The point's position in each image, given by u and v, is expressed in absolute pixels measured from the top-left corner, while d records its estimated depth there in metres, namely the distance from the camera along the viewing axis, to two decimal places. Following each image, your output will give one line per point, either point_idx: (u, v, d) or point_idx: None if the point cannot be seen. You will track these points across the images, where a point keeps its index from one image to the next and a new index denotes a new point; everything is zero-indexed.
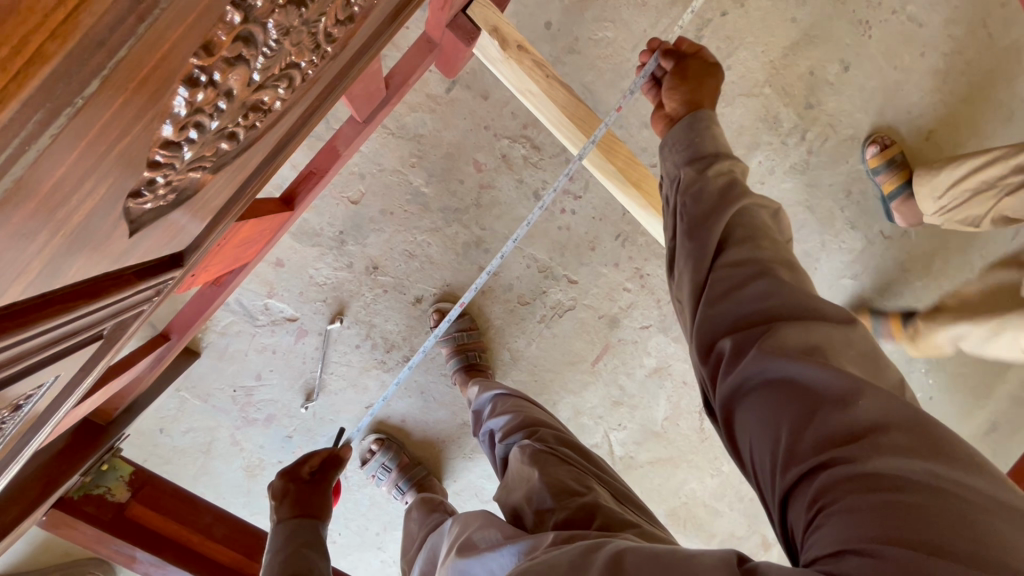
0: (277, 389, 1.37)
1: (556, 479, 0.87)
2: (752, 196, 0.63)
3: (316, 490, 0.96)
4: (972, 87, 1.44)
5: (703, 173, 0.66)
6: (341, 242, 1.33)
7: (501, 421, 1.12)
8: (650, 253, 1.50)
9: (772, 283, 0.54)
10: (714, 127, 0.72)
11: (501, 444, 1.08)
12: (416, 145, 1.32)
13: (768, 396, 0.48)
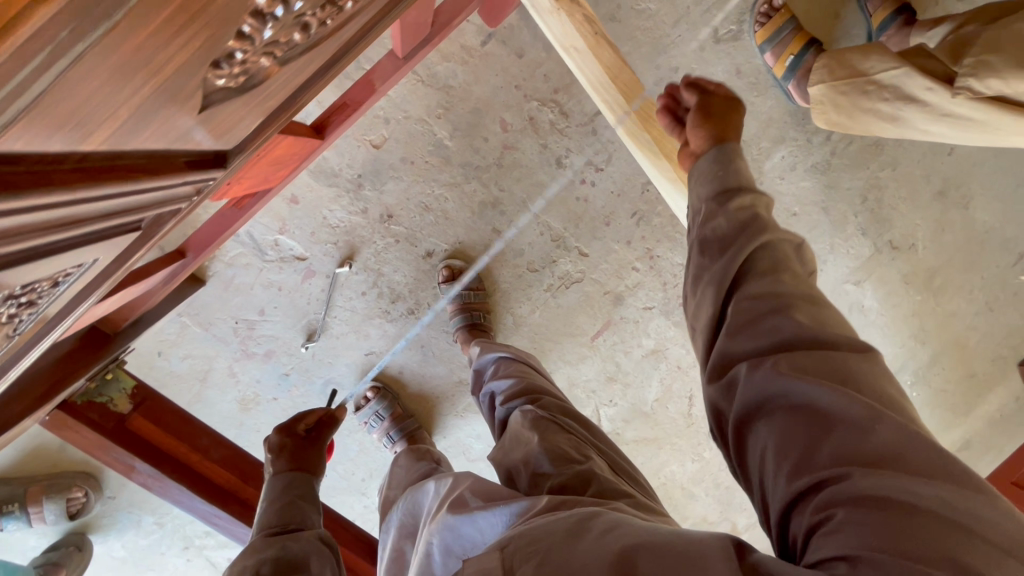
0: (279, 325, 1.37)
1: (556, 452, 0.87)
2: (773, 232, 0.61)
3: (314, 441, 1.00)
4: None
5: (724, 208, 0.64)
6: (358, 186, 1.32)
7: (503, 385, 1.13)
8: (662, 235, 1.51)
9: (791, 314, 0.54)
10: (740, 162, 0.69)
11: (501, 407, 1.09)
12: (445, 96, 1.30)
13: (776, 413, 0.49)
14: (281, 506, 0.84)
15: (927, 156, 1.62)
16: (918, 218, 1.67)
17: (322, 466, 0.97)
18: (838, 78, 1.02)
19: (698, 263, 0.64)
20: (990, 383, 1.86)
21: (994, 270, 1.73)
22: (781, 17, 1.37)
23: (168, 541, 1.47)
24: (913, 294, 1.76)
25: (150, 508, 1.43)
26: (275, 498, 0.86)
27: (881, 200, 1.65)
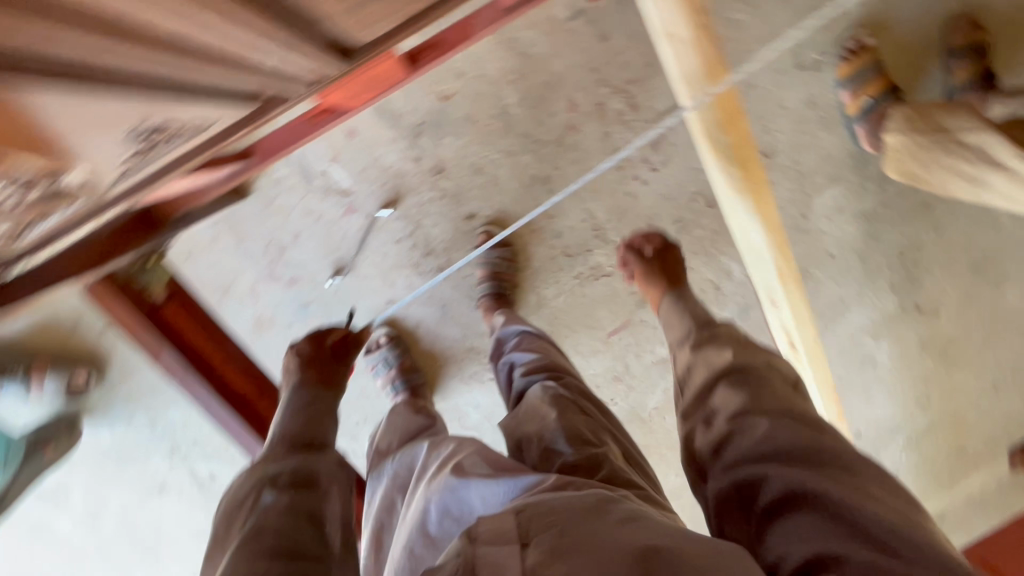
0: (310, 254, 1.37)
1: (571, 432, 0.89)
2: (756, 367, 0.79)
3: (336, 363, 1.04)
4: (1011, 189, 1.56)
5: (714, 351, 0.86)
6: (417, 134, 1.31)
7: (525, 356, 1.15)
8: (699, 247, 1.52)
9: (782, 428, 0.68)
10: (690, 300, 1.09)
11: (521, 378, 1.10)
12: (522, 63, 1.29)
13: (784, 504, 0.61)
14: (299, 422, 0.87)
15: (969, 226, 1.63)
16: (948, 285, 1.68)
17: (343, 386, 1.00)
18: (919, 129, 1.19)
19: (694, 396, 0.82)
20: (983, 465, 1.86)
21: (1010, 353, 1.74)
22: (862, 61, 1.37)
23: (154, 442, 1.47)
24: (926, 359, 1.76)
25: (144, 407, 1.43)
26: (292, 413, 0.90)
27: (916, 260, 1.66)
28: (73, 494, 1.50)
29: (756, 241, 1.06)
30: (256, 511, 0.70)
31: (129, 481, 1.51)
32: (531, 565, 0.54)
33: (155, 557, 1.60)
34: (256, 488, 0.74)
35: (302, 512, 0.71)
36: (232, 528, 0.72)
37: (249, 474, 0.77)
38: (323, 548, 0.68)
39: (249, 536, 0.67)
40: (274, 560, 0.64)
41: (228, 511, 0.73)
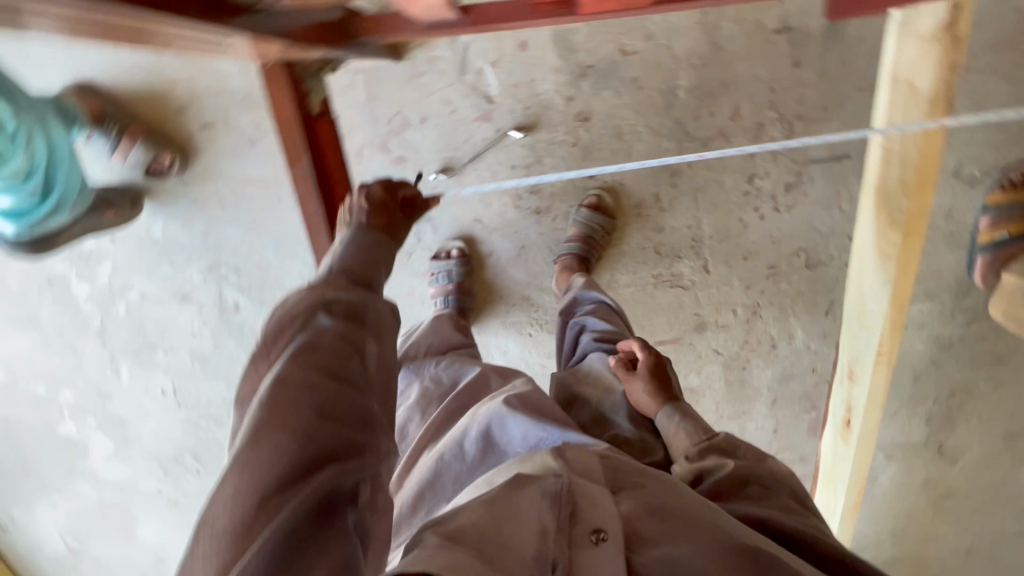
0: (426, 142, 1.34)
1: (631, 413, 1.10)
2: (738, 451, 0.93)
3: (401, 216, 0.99)
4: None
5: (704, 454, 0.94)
6: (581, 75, 1.27)
7: (600, 323, 1.24)
8: (776, 300, 1.53)
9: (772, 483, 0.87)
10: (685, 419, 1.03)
11: (591, 346, 1.21)
12: (711, 51, 1.25)
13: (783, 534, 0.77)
14: (360, 255, 0.84)
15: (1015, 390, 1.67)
16: (968, 431, 1.73)
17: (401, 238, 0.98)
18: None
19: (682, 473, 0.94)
20: None
21: (980, 508, 1.84)
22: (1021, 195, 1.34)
23: (199, 252, 1.46)
24: (913, 487, 1.83)
25: (206, 214, 1.41)
26: (352, 250, 0.85)
27: (956, 400, 1.68)
28: (103, 266, 1.49)
29: (874, 313, 1.02)
30: (308, 330, 0.71)
31: (160, 277, 1.50)
32: (623, 510, 0.76)
33: (150, 358, 1.60)
34: (311, 309, 0.73)
35: (352, 342, 0.71)
36: (277, 340, 0.71)
37: (303, 292, 0.75)
38: (363, 375, 0.70)
39: (302, 349, 0.68)
40: (326, 378, 0.66)
41: (278, 324, 0.72)
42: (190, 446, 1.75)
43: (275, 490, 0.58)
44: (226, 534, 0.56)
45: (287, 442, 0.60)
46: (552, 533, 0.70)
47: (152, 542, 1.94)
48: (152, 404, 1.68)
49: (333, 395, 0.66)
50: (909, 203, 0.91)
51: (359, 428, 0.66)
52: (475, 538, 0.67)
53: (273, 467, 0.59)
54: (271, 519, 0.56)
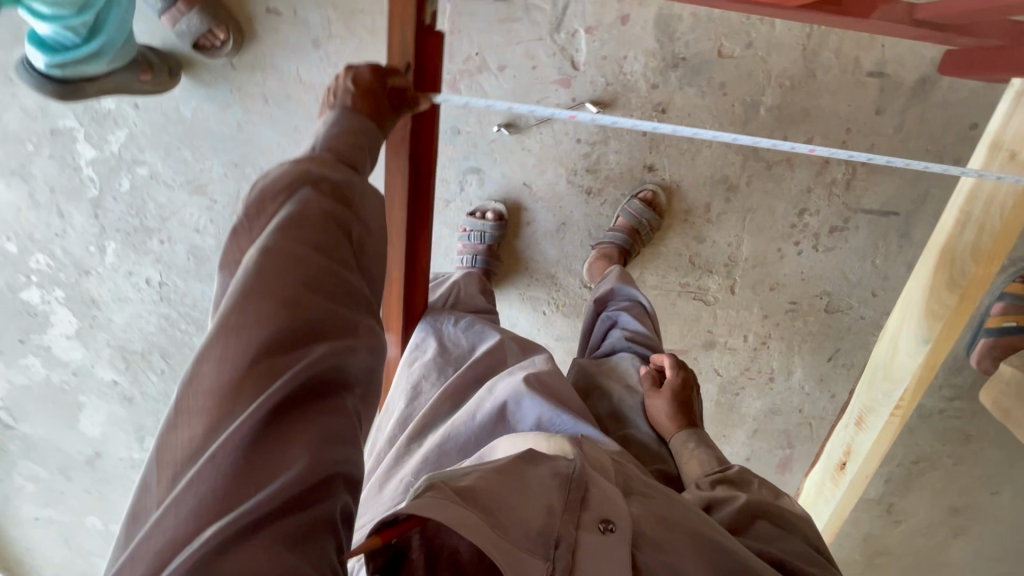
0: (497, 91, 1.27)
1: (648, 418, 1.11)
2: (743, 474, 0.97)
3: (390, 108, 0.80)
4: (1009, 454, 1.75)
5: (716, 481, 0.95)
6: (673, 65, 1.23)
7: (633, 323, 1.22)
8: (786, 335, 1.56)
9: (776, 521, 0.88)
10: (703, 444, 1.03)
11: (621, 344, 1.21)
12: (805, 77, 1.24)
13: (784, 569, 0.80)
14: (344, 137, 0.75)
15: (965, 468, 1.79)
16: (913, 495, 1.84)
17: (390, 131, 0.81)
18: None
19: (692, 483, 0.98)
20: None
21: (902, 567, 1.97)
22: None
23: (226, 146, 1.36)
24: (852, 538, 1.93)
25: (245, 106, 1.31)
26: (338, 135, 0.75)
27: (912, 464, 1.79)
28: (116, 133, 1.36)
29: (904, 367, 1.04)
30: (293, 204, 0.67)
31: (176, 160, 1.38)
32: (633, 513, 0.75)
33: (143, 244, 1.49)
34: (298, 182, 0.68)
35: (341, 222, 0.69)
36: (260, 215, 0.67)
37: (290, 164, 0.70)
38: (352, 260, 0.69)
39: (290, 220, 0.64)
40: (317, 254, 0.65)
41: (261, 196, 0.67)
42: (160, 345, 1.64)
43: (267, 356, 0.57)
44: (211, 392, 0.55)
45: (275, 309, 0.59)
46: (563, 516, 0.68)
47: (94, 434, 1.83)
48: (132, 292, 1.56)
49: (324, 270, 0.64)
50: (975, 270, 0.91)
51: (350, 308, 0.66)
52: (488, 502, 0.66)
53: (262, 330, 0.57)
54: (263, 386, 0.55)
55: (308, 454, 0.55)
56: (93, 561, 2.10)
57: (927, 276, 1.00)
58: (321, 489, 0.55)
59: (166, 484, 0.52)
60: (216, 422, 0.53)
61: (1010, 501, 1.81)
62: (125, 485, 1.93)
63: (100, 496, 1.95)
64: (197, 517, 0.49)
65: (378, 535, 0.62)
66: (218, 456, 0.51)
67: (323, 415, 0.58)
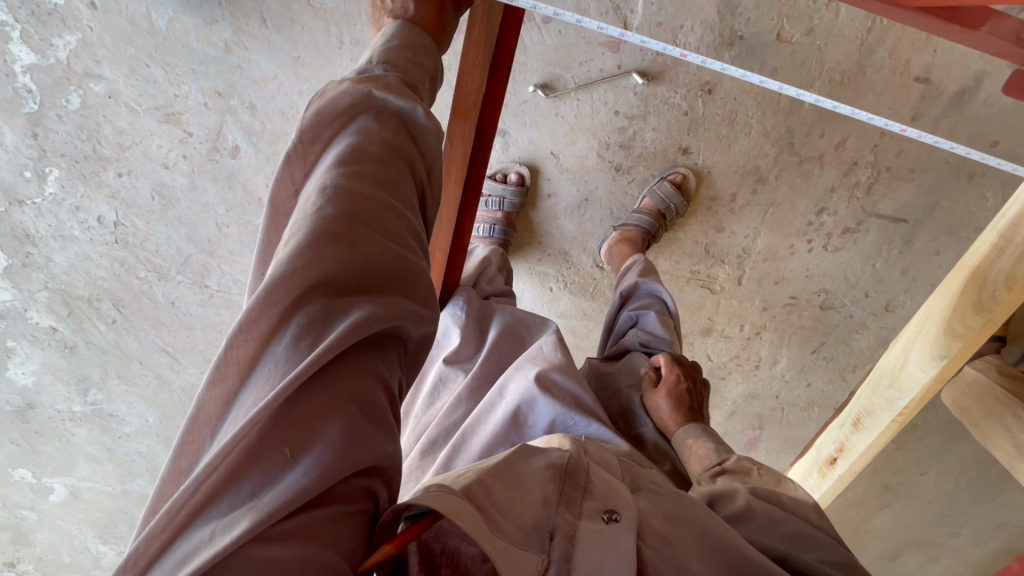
0: (540, 48, 1.19)
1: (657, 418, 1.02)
2: (742, 464, 0.84)
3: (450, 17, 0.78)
4: (943, 437, 1.96)
5: (715, 474, 0.82)
6: (729, 43, 1.18)
7: (654, 324, 1.15)
8: (781, 330, 1.57)
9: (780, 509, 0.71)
10: (712, 443, 0.93)
11: (632, 339, 1.14)
12: (852, 74, 1.20)
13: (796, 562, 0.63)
14: (402, 50, 0.68)
15: (899, 447, 1.99)
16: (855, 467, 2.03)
17: (447, 44, 0.78)
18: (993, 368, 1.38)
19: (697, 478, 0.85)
20: None
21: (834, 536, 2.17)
22: None
23: (221, 67, 1.19)
24: None
25: (238, 26, 1.16)
26: (397, 47, 0.69)
27: None
28: (65, 36, 1.14)
29: (911, 377, 1.08)
30: (352, 131, 0.60)
31: (143, 80, 1.19)
32: (638, 506, 0.62)
33: (95, 175, 1.27)
34: (358, 106, 0.61)
35: (402, 155, 0.61)
36: (318, 145, 0.60)
37: (351, 83, 0.62)
38: (410, 207, 0.59)
39: (349, 155, 0.57)
40: (376, 187, 0.56)
41: (318, 118, 0.59)
42: (111, 292, 1.42)
43: (315, 302, 0.47)
44: (252, 343, 0.45)
45: (324, 243, 0.49)
46: (561, 509, 0.57)
47: (25, 383, 1.58)
48: (76, 229, 1.34)
49: (385, 206, 0.55)
50: (1006, 298, 0.93)
51: (414, 253, 0.56)
52: (485, 496, 0.52)
53: (314, 272, 0.47)
54: (313, 341, 0.45)
55: (352, 433, 0.44)
56: (23, 515, 1.81)
57: (952, 297, 1.02)
58: (357, 475, 0.46)
59: (198, 442, 0.44)
60: (258, 375, 0.45)
61: (934, 481, 2.03)
62: (61, 439, 1.67)
63: (30, 450, 1.69)
64: (227, 491, 0.40)
65: (392, 542, 0.45)
66: (252, 422, 0.41)
67: (371, 385, 0.48)
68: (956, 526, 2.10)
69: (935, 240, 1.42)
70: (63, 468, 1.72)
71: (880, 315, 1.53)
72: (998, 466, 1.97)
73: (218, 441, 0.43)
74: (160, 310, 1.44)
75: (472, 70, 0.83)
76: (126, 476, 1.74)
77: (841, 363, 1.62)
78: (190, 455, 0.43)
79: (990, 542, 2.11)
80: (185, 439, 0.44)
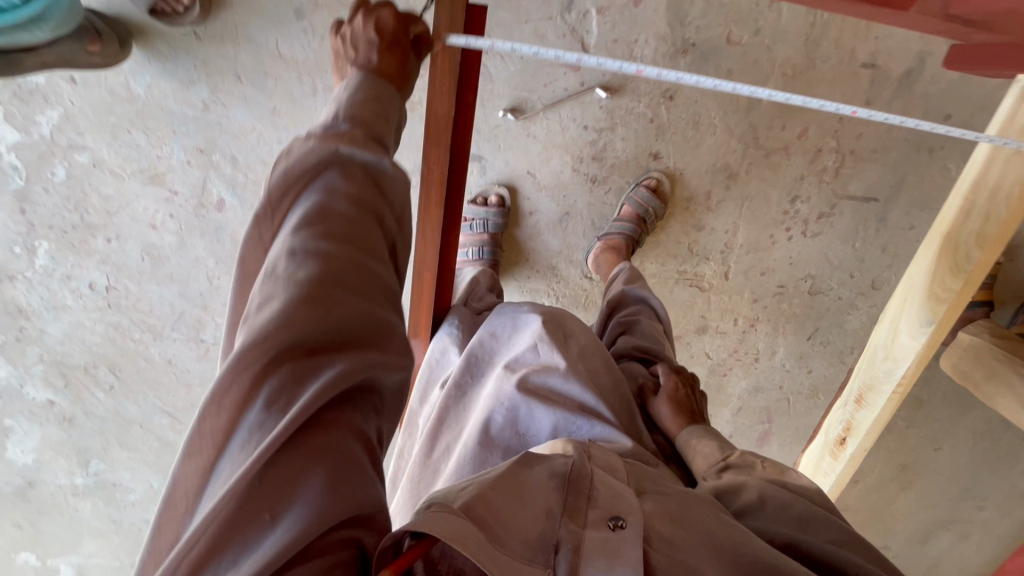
0: (504, 73, 1.24)
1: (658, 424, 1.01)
2: (749, 459, 0.83)
3: (413, 57, 0.76)
4: (956, 413, 1.95)
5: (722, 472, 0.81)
6: (683, 52, 1.23)
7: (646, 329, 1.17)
8: (775, 319, 1.59)
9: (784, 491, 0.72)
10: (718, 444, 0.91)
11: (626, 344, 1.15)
12: (803, 68, 1.26)
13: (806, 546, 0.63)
14: (367, 103, 0.68)
15: (917, 432, 1.99)
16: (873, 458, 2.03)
17: (410, 87, 0.76)
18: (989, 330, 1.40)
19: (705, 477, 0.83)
20: None
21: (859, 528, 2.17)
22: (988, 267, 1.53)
23: (200, 127, 1.21)
24: None
25: (213, 83, 1.18)
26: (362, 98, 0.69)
27: None
28: (47, 112, 1.18)
29: (905, 346, 1.09)
30: (318, 189, 0.60)
31: (126, 145, 1.22)
32: (644, 508, 0.61)
33: (84, 243, 1.29)
34: (323, 163, 0.61)
35: (369, 210, 0.62)
36: (280, 208, 0.60)
37: (317, 140, 0.62)
38: (378, 259, 0.60)
39: (315, 216, 0.57)
40: (345, 246, 0.57)
41: (284, 178, 0.60)
42: (107, 357, 1.42)
43: (285, 367, 0.48)
44: (225, 414, 0.47)
45: (294, 308, 0.50)
46: (565, 519, 0.56)
47: (24, 462, 1.56)
48: (69, 298, 1.35)
49: (352, 265, 0.56)
50: (980, 256, 0.97)
51: (383, 308, 0.58)
52: (487, 512, 0.53)
53: (283, 337, 0.49)
54: (288, 405, 0.47)
55: (330, 494, 0.45)
56: None
57: (930, 263, 1.04)
58: (340, 532, 0.46)
59: (177, 516, 0.45)
60: (233, 444, 0.46)
61: (950, 456, 2.02)
62: (65, 515, 1.64)
63: (33, 531, 1.65)
64: (209, 565, 0.41)
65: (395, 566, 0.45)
66: (229, 495, 0.42)
67: (348, 440, 0.49)
68: (980, 499, 2.08)
69: (907, 215, 1.46)
70: (69, 546, 1.68)
71: (868, 293, 1.56)
72: (1011, 433, 1.97)
73: (197, 515, 0.44)
74: (157, 370, 1.44)
75: (440, 96, 0.84)
76: (135, 548, 1.70)
77: (838, 346, 1.63)
78: (170, 529, 0.45)
79: (1016, 512, 2.08)
80: (164, 513, 0.45)
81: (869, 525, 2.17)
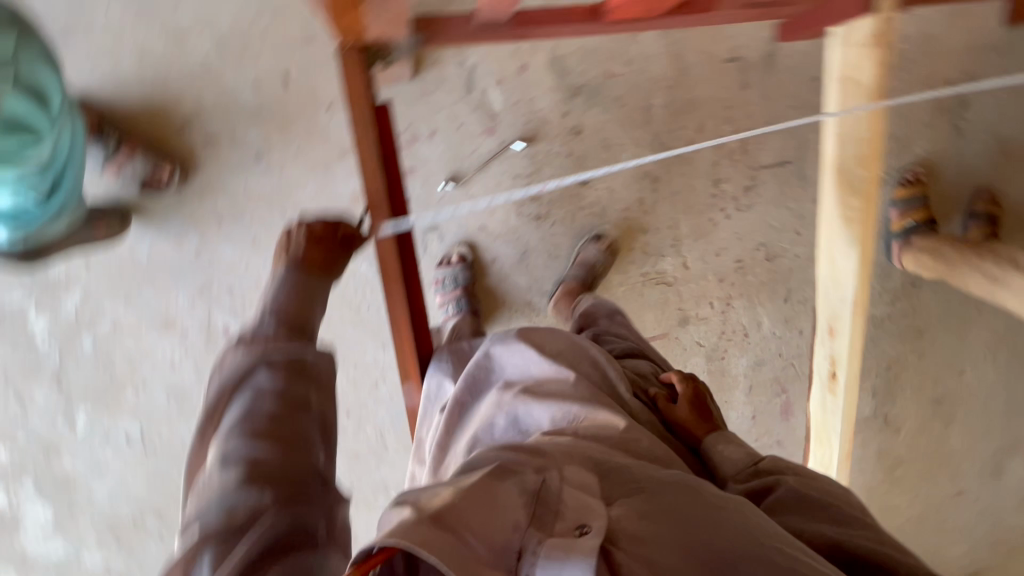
0: (435, 154, 1.45)
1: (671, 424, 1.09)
2: (786, 466, 0.92)
3: (340, 251, 0.98)
4: (967, 334, 1.96)
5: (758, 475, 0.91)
6: (575, 94, 1.46)
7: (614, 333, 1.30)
8: (746, 292, 1.70)
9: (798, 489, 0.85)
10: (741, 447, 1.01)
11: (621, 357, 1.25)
12: (678, 77, 1.49)
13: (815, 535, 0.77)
14: (295, 299, 0.87)
15: (944, 367, 1.99)
16: (907, 404, 2.03)
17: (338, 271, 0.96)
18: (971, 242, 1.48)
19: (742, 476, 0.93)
20: None
21: (923, 477, 2.12)
22: (914, 190, 1.69)
23: (191, 272, 1.38)
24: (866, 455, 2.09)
25: (201, 231, 1.36)
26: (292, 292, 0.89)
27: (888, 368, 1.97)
28: (68, 296, 1.37)
29: (845, 270, 1.20)
30: (248, 393, 0.74)
31: (138, 303, 1.39)
32: (614, 514, 0.64)
33: (117, 400, 1.44)
34: (250, 369, 0.76)
35: (295, 398, 0.75)
36: (222, 402, 0.74)
37: (241, 350, 0.78)
38: (307, 437, 0.74)
39: (247, 413, 0.72)
40: (274, 437, 0.71)
41: (218, 393, 0.74)
42: (151, 504, 1.51)
43: (218, 545, 0.60)
44: None
45: (227, 500, 0.64)
46: (531, 530, 0.59)
47: None
48: (112, 456, 1.47)
49: (279, 451, 0.70)
50: (864, 172, 1.13)
51: (310, 481, 0.70)
52: (457, 520, 0.56)
53: (218, 526, 0.62)
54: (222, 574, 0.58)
55: None
56: None
57: (833, 195, 1.20)
58: None
59: None
60: None
61: (977, 378, 2.01)
62: None
63: None
64: None
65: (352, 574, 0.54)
66: None
67: None
68: None
69: None
70: None
71: None
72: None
73: None
74: None
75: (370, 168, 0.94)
76: None
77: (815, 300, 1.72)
78: None
79: None
80: None
81: (932, 471, 2.12)
